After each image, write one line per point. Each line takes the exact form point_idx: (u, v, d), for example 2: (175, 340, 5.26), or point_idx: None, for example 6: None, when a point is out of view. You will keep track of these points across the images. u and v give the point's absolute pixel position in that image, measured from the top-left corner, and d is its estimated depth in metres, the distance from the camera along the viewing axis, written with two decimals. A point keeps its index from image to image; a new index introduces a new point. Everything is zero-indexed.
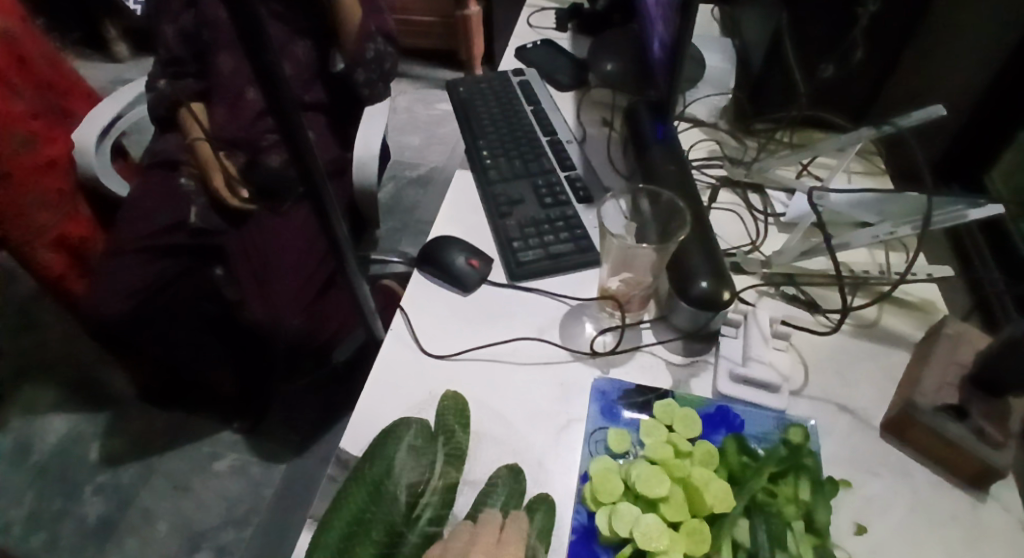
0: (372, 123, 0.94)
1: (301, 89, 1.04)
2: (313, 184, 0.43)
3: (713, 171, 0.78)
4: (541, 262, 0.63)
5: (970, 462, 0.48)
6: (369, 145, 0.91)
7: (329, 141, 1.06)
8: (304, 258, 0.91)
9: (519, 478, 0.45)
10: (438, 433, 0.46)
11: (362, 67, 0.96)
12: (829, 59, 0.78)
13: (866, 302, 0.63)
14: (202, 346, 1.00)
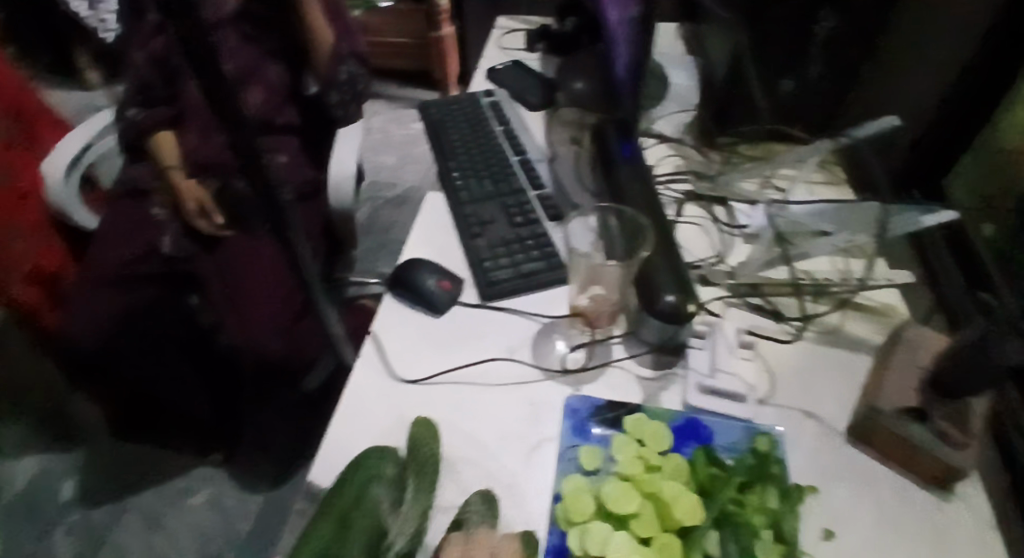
0: (346, 143, 0.93)
1: (272, 114, 0.99)
2: (279, 207, 0.47)
3: (679, 185, 0.80)
4: (511, 281, 0.64)
5: (933, 464, 0.49)
6: (344, 166, 0.90)
7: (300, 163, 1.00)
8: (284, 275, 0.88)
9: (492, 505, 0.44)
10: (409, 461, 0.45)
11: (336, 88, 0.95)
12: (788, 75, 0.81)
13: (829, 308, 0.64)
14: (173, 375, 0.98)
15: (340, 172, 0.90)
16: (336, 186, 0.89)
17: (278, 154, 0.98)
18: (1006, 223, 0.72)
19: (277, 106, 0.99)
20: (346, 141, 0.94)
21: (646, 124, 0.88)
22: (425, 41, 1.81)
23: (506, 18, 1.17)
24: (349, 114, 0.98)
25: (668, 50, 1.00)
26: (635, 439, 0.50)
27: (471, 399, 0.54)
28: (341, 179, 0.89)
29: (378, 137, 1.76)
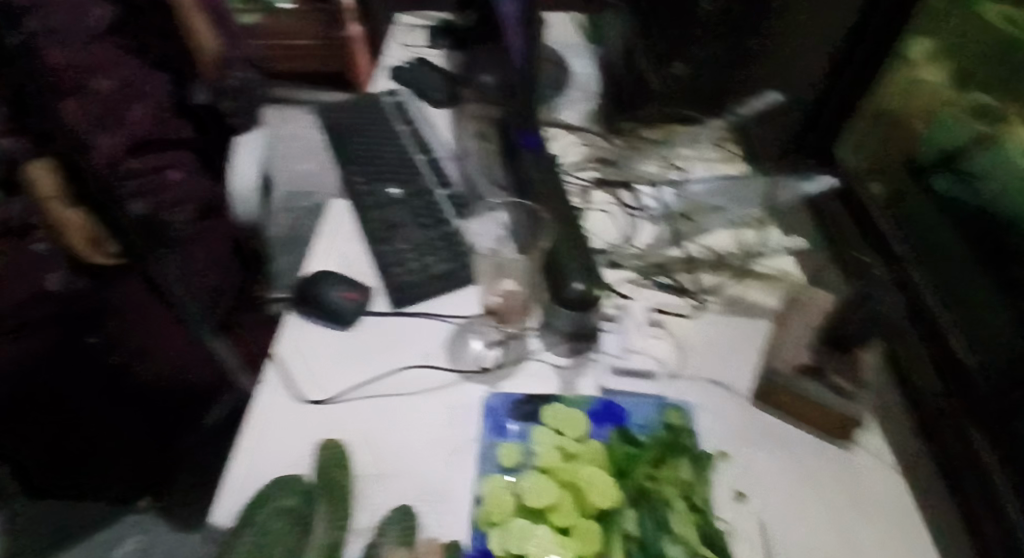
0: (250, 147, 0.82)
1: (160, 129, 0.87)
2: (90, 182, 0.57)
3: (587, 173, 0.81)
4: (422, 285, 0.63)
5: (832, 417, 0.53)
6: (248, 173, 0.80)
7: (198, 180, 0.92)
8: (203, 301, 0.89)
9: (409, 516, 0.45)
10: (315, 487, 0.46)
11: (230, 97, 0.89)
12: (679, 58, 0.82)
13: (730, 279, 0.68)
14: (83, 425, 0.85)
15: (244, 181, 0.80)
16: (240, 197, 0.80)
17: (171, 173, 0.87)
18: (894, 185, 0.69)
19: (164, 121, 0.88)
20: (250, 145, 0.82)
21: (550, 114, 0.89)
22: None
23: (406, 14, 1.14)
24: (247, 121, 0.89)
25: (563, 39, 1.01)
26: (552, 429, 0.50)
27: (385, 411, 0.53)
28: (245, 188, 0.80)
29: None
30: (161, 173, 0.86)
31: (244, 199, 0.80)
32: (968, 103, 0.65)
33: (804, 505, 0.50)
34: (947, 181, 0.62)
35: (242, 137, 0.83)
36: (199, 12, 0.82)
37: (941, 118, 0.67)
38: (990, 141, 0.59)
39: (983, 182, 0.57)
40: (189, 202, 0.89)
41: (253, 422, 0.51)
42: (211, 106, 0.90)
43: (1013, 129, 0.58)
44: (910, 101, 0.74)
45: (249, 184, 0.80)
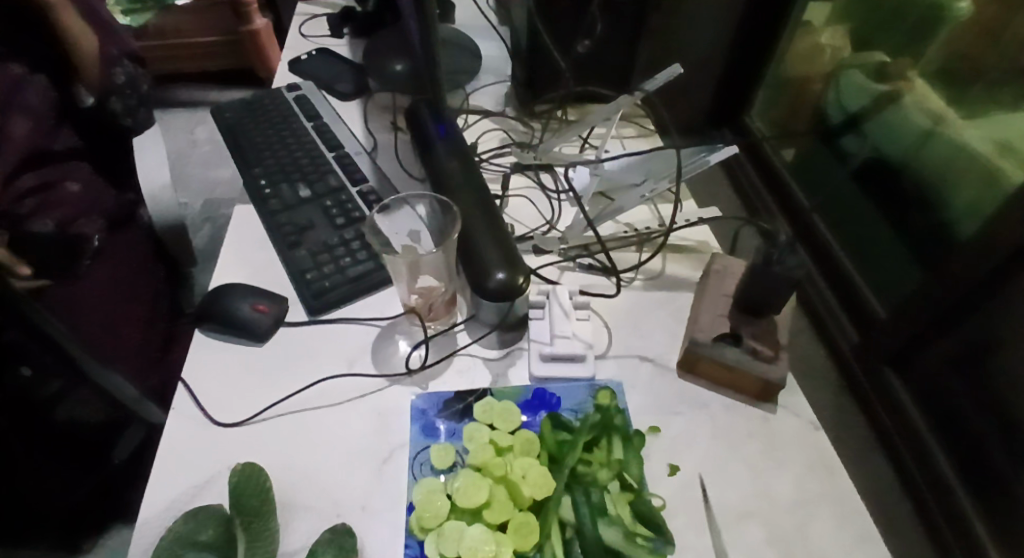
0: (147, 152, 0.79)
1: (45, 141, 0.80)
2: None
3: (504, 159, 0.79)
4: (339, 289, 0.60)
5: (752, 381, 0.54)
6: (154, 176, 0.78)
7: (99, 188, 0.84)
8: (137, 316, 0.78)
9: (350, 537, 0.43)
10: (234, 517, 0.44)
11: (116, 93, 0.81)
12: (580, 35, 0.82)
13: (651, 254, 0.68)
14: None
15: (154, 183, 0.77)
16: (152, 199, 0.77)
17: (66, 184, 0.81)
18: (803, 148, 0.85)
19: (49, 130, 0.81)
20: (146, 147, 0.80)
21: (463, 101, 0.87)
22: (237, 37, 1.66)
23: (306, 3, 1.08)
24: (139, 121, 0.83)
25: (470, 22, 0.99)
26: (485, 424, 0.50)
27: (314, 426, 0.51)
28: (157, 190, 0.77)
29: (206, 150, 1.60)
30: (55, 187, 0.80)
31: (158, 202, 0.77)
32: (869, 64, 0.78)
33: (734, 469, 0.51)
34: (854, 141, 0.79)
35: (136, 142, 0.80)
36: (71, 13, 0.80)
37: (843, 78, 0.81)
38: (888, 101, 0.75)
39: (893, 143, 0.74)
40: (93, 213, 0.81)
41: (167, 450, 0.50)
42: (103, 106, 0.82)
43: (910, 91, 0.73)
44: (813, 63, 0.86)
45: (160, 186, 0.78)
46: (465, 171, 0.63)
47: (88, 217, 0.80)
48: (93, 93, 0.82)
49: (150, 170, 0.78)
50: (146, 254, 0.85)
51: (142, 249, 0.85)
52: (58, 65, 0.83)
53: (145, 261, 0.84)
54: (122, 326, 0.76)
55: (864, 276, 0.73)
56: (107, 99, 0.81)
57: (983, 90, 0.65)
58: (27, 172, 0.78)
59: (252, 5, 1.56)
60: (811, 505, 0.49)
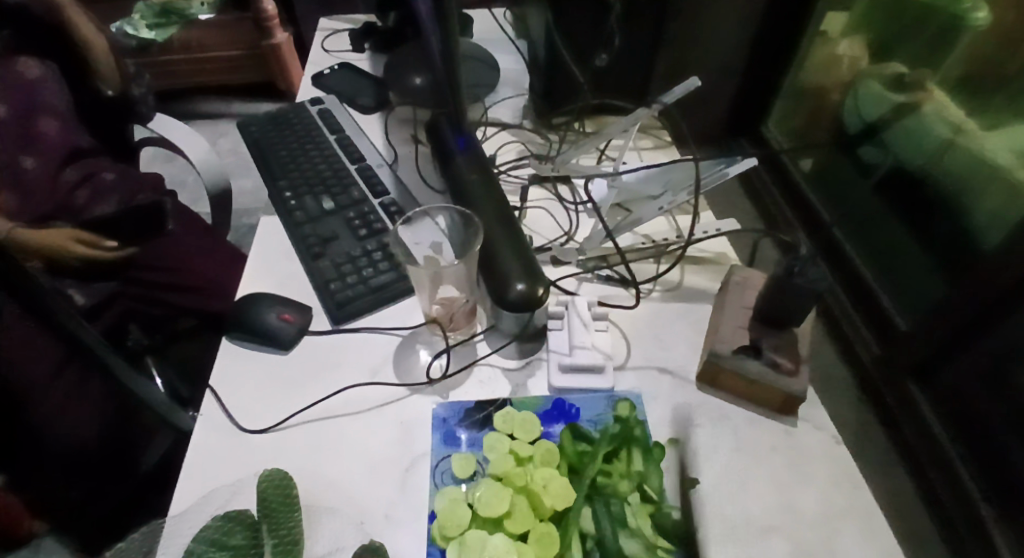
0: (173, 130, 0.84)
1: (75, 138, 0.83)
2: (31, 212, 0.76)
3: (522, 170, 0.80)
4: (362, 299, 0.61)
5: (774, 394, 0.54)
6: (197, 147, 0.83)
7: (132, 175, 0.87)
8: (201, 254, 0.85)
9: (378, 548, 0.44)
10: (259, 520, 0.45)
11: (135, 82, 0.86)
12: (599, 50, 0.82)
13: (670, 266, 0.68)
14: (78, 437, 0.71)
15: (198, 150, 0.83)
16: (203, 162, 0.82)
17: (103, 174, 0.83)
18: (825, 159, 0.85)
19: (72, 127, 0.83)
20: (169, 127, 0.84)
21: (482, 114, 0.88)
22: (259, 51, 1.69)
23: (329, 18, 1.10)
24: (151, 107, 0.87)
25: (488, 36, 1.00)
26: (506, 433, 0.50)
27: (337, 434, 0.52)
28: (203, 156, 0.83)
29: (230, 161, 1.64)
30: (95, 178, 0.83)
31: (208, 164, 0.82)
32: (887, 75, 0.78)
33: (756, 484, 0.51)
34: (874, 152, 0.78)
35: (151, 125, 0.84)
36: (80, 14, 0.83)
37: (861, 88, 0.81)
38: (907, 110, 0.74)
39: (914, 153, 0.73)
40: (143, 188, 0.85)
41: (196, 456, 0.51)
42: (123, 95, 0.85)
43: (929, 102, 0.72)
44: (832, 72, 0.86)
45: (203, 154, 0.83)
46: (485, 183, 0.64)
47: (142, 192, 0.85)
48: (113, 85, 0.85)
49: (189, 139, 0.84)
50: (189, 226, 0.87)
51: (188, 219, 0.88)
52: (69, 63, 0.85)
53: (188, 234, 0.86)
54: (200, 273, 0.83)
55: (886, 291, 0.73)
56: (128, 89, 0.85)
57: (1006, 100, 0.64)
58: (69, 167, 0.81)
59: (273, 20, 1.59)
60: (835, 521, 0.49)
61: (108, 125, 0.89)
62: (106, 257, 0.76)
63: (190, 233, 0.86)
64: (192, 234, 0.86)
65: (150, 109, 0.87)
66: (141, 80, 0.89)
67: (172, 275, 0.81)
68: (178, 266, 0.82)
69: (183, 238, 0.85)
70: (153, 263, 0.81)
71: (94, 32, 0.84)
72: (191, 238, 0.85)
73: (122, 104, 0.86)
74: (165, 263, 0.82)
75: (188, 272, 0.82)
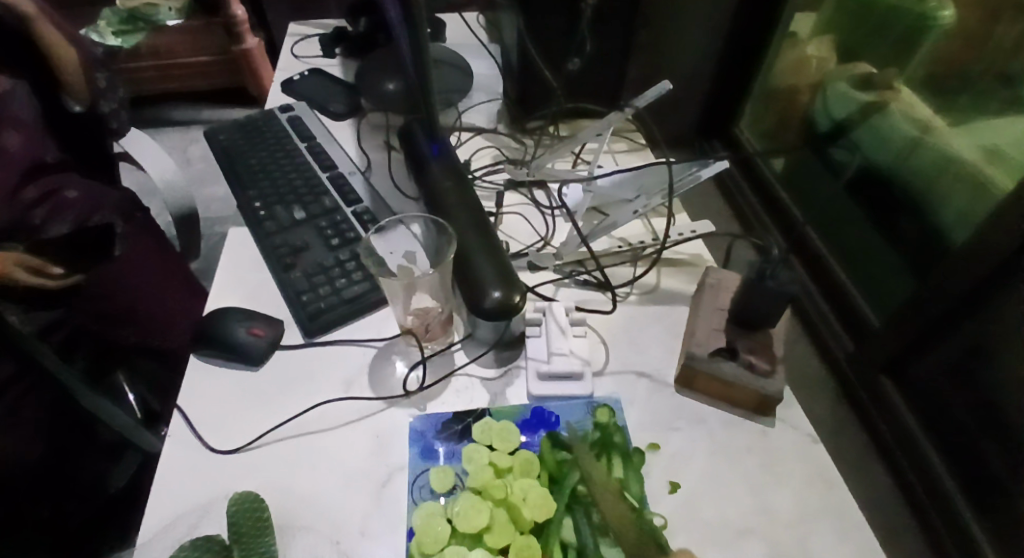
0: (144, 151, 0.89)
1: (39, 152, 0.76)
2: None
3: (498, 175, 0.80)
4: (335, 311, 0.60)
5: (751, 395, 0.54)
6: (163, 167, 0.88)
7: (100, 192, 0.78)
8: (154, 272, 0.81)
9: None
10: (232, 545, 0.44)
11: (107, 99, 0.83)
12: (571, 54, 0.82)
13: (646, 269, 0.68)
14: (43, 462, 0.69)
15: (163, 171, 0.88)
16: (166, 184, 0.87)
17: (66, 192, 0.74)
18: (795, 159, 0.86)
19: (39, 140, 0.77)
20: (139, 146, 0.89)
21: (456, 119, 0.88)
22: (229, 57, 1.66)
23: (298, 24, 1.08)
24: (123, 124, 0.87)
25: (461, 40, 1.00)
26: (485, 444, 0.50)
27: (312, 450, 0.51)
28: (167, 177, 0.88)
29: (200, 169, 1.60)
30: (56, 195, 0.73)
31: (172, 189, 0.88)
32: (854, 75, 0.79)
33: (734, 485, 0.51)
34: (844, 152, 0.79)
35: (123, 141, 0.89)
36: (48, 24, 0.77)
37: (830, 88, 0.82)
38: (874, 110, 0.75)
39: (882, 151, 0.74)
40: (105, 207, 0.76)
41: (164, 476, 0.49)
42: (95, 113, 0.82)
43: (896, 101, 0.73)
44: (801, 74, 0.87)
45: (170, 175, 0.88)
46: (459, 189, 0.63)
47: (99, 212, 0.75)
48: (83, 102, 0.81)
49: (157, 160, 0.89)
50: (155, 243, 0.83)
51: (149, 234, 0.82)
52: (36, 73, 0.79)
53: (157, 255, 0.82)
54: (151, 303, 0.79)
55: (858, 290, 0.74)
56: (98, 105, 0.82)
57: (971, 98, 0.66)
58: (28, 183, 0.73)
59: (243, 25, 1.57)
60: (813, 518, 0.49)
61: (81, 139, 0.83)
62: (53, 285, 0.71)
63: (156, 253, 0.82)
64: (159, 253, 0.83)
65: (122, 124, 0.86)
66: (113, 94, 0.85)
67: (127, 308, 0.77)
68: (146, 300, 0.78)
69: (150, 254, 0.81)
70: (108, 288, 0.74)
71: (62, 41, 0.78)
72: (157, 258, 0.82)
73: (93, 119, 0.82)
74: (119, 293, 0.75)
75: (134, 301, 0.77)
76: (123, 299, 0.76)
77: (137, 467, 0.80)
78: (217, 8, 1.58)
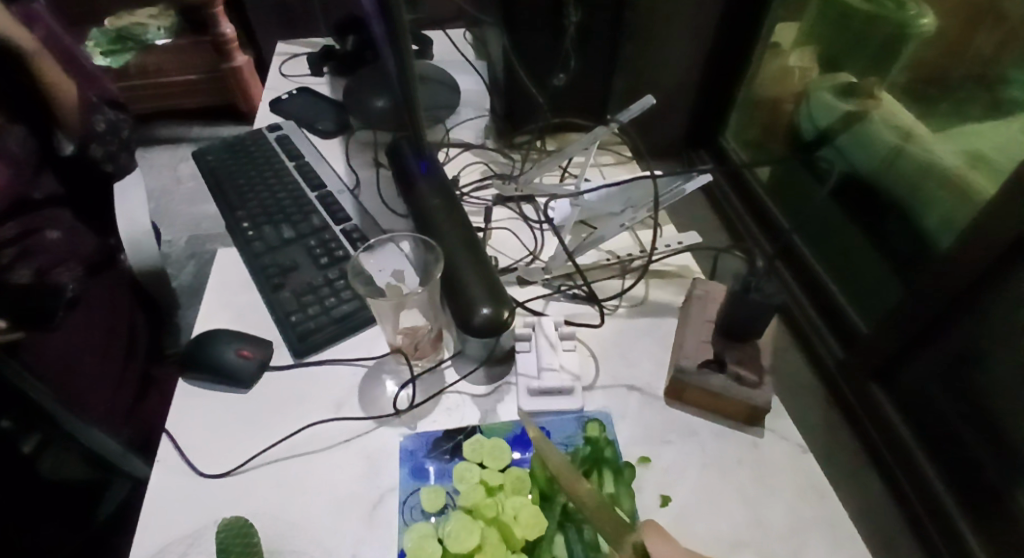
0: (130, 196, 0.77)
1: (25, 188, 0.78)
2: None
3: (486, 191, 0.80)
4: (324, 331, 0.60)
5: (740, 407, 0.54)
6: (137, 221, 0.75)
7: (80, 239, 0.81)
8: (111, 315, 0.79)
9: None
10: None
11: (97, 141, 0.80)
12: (556, 70, 0.83)
13: (634, 281, 0.69)
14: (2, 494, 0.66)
15: (133, 228, 0.74)
16: (133, 246, 0.74)
17: (46, 232, 0.78)
18: (780, 168, 0.87)
19: (28, 177, 0.79)
20: (127, 192, 0.78)
21: (444, 136, 0.88)
22: (218, 75, 1.66)
23: (285, 43, 1.09)
24: (121, 166, 0.82)
25: (447, 57, 1.00)
26: (475, 463, 0.49)
27: (300, 474, 0.51)
28: (138, 234, 0.74)
29: (189, 187, 1.60)
30: (36, 235, 0.77)
31: (139, 246, 0.74)
32: (836, 84, 0.80)
33: (726, 498, 0.51)
34: (828, 160, 0.80)
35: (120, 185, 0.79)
36: (52, 61, 0.78)
37: (813, 98, 0.83)
38: (855, 120, 0.76)
39: (865, 160, 0.75)
40: (71, 260, 0.79)
41: (152, 506, 0.49)
42: (83, 153, 0.81)
43: (877, 109, 0.74)
44: (784, 84, 0.88)
45: (143, 231, 0.75)
46: (446, 207, 0.63)
47: (70, 262, 0.79)
48: (74, 140, 0.81)
49: (131, 212, 0.76)
50: (126, 301, 0.82)
51: (120, 295, 0.82)
52: (37, 110, 0.80)
53: (128, 312, 0.82)
54: (111, 334, 0.78)
55: (846, 298, 0.75)
56: (87, 145, 0.80)
57: (951, 105, 0.68)
58: (9, 220, 0.76)
59: (232, 44, 1.57)
60: (804, 531, 0.49)
61: (81, 177, 0.84)
62: None
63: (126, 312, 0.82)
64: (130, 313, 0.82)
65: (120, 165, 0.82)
66: (113, 134, 0.82)
67: (92, 343, 0.75)
68: (103, 331, 0.77)
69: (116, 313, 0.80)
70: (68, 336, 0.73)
71: (68, 79, 0.80)
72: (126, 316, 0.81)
73: (84, 158, 0.81)
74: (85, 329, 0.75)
75: (105, 334, 0.77)
76: (83, 337, 0.74)
77: (127, 495, 0.76)
78: (206, 27, 1.59)
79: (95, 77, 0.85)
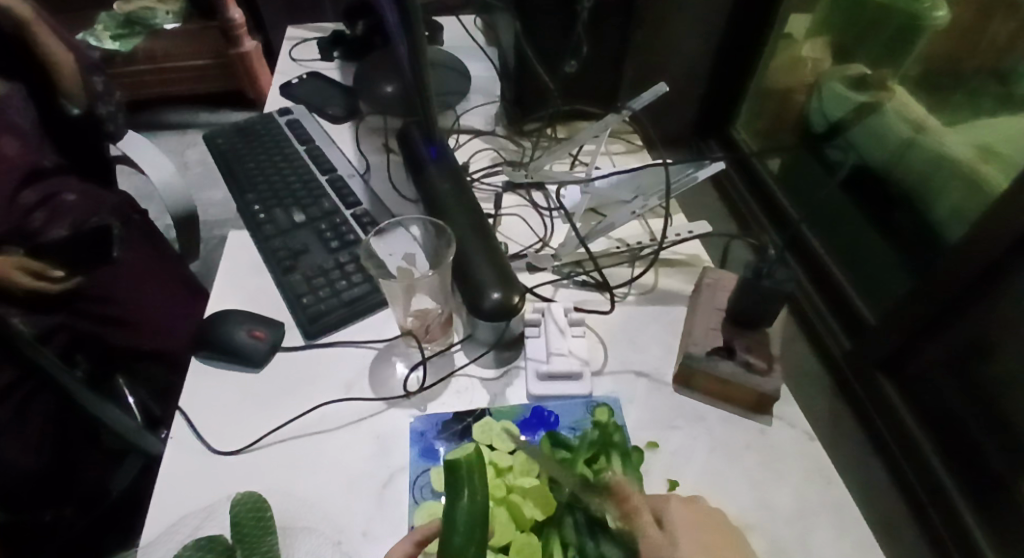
0: (143, 152, 0.84)
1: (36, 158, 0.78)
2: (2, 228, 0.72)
3: (496, 177, 0.80)
4: (336, 313, 0.61)
5: (748, 394, 0.55)
6: (161, 168, 0.82)
7: (97, 195, 0.81)
8: (149, 268, 0.83)
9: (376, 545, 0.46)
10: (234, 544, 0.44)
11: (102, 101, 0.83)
12: (567, 57, 0.83)
13: (643, 270, 0.69)
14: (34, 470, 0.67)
15: (162, 173, 0.82)
16: (164, 188, 0.81)
17: (64, 196, 0.77)
18: (791, 158, 0.87)
19: (36, 147, 0.79)
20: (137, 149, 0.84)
21: (454, 121, 0.88)
22: (226, 60, 1.66)
23: (295, 28, 1.09)
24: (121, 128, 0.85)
25: (457, 43, 1.00)
26: (485, 444, 0.50)
27: (313, 452, 0.51)
28: (167, 179, 0.82)
29: (198, 172, 1.61)
30: (55, 199, 0.77)
31: (170, 190, 0.82)
32: (849, 75, 0.79)
33: (734, 483, 0.51)
34: (839, 152, 0.80)
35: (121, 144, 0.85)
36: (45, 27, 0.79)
37: (825, 88, 0.82)
38: (868, 111, 0.75)
39: (877, 151, 0.74)
40: (101, 211, 0.79)
41: (165, 479, 0.50)
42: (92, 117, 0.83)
43: (891, 100, 0.73)
44: (795, 74, 0.88)
45: (168, 175, 0.82)
46: (456, 191, 0.64)
47: (97, 214, 0.78)
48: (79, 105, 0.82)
49: (152, 161, 0.83)
50: (154, 254, 0.85)
51: (148, 244, 0.85)
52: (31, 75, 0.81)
53: (163, 262, 0.86)
54: (147, 295, 0.81)
55: (854, 288, 0.75)
56: (95, 109, 0.82)
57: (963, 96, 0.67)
58: (26, 188, 0.75)
59: (241, 29, 1.57)
60: (812, 515, 0.49)
61: (78, 145, 0.86)
62: (54, 290, 0.72)
63: (158, 266, 0.85)
64: (163, 266, 0.86)
65: (118, 128, 0.85)
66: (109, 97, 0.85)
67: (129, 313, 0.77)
68: (147, 291, 0.81)
69: (151, 266, 0.84)
70: (109, 291, 0.76)
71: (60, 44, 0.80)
72: (159, 270, 0.85)
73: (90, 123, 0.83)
74: (125, 294, 0.78)
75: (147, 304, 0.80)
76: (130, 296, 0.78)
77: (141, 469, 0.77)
78: (215, 11, 1.58)
79: (79, 46, 0.84)
